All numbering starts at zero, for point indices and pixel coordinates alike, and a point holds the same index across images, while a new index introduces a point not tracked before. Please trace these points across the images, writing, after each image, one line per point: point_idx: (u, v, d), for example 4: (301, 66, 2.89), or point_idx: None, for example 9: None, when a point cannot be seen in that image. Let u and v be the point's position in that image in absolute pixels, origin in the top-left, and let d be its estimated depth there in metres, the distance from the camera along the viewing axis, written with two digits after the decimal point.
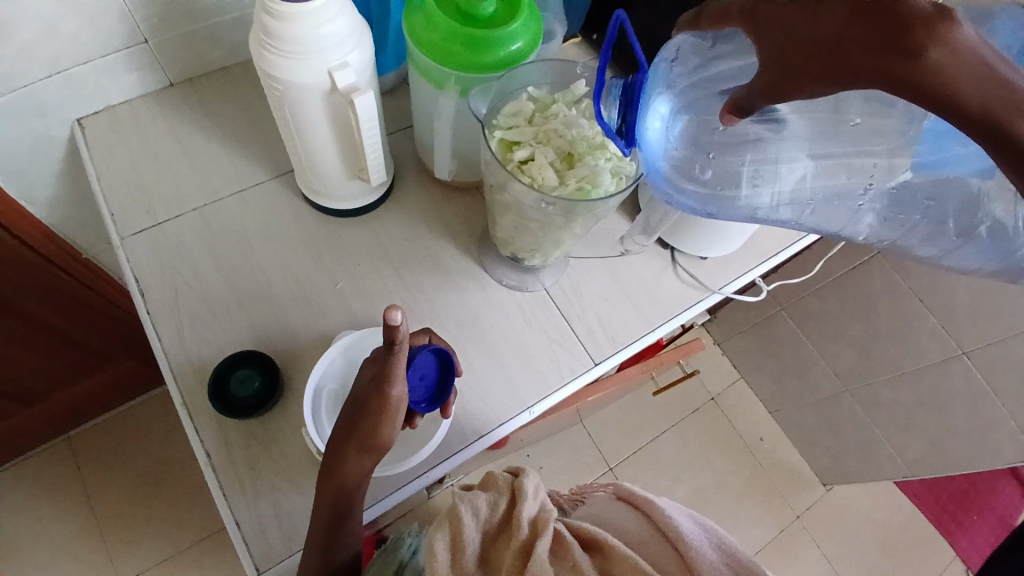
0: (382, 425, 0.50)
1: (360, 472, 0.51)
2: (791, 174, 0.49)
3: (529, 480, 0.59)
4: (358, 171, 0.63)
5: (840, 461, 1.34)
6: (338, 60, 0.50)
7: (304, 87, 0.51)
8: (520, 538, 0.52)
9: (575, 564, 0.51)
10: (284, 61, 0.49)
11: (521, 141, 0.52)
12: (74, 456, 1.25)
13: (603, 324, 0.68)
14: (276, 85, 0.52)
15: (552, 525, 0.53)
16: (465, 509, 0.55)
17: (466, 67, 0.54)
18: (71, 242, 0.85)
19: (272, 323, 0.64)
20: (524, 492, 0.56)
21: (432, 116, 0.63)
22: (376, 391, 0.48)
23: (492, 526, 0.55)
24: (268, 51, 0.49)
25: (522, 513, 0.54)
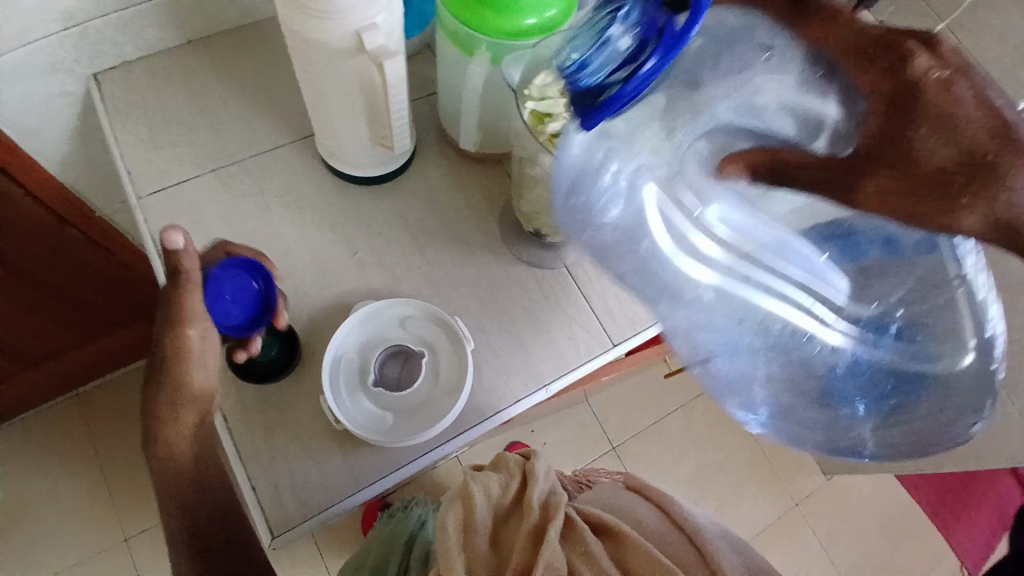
0: (190, 374, 0.53)
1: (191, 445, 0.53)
2: (695, 228, 0.50)
3: (539, 463, 0.60)
4: (380, 136, 0.62)
5: None
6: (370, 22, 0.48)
7: (333, 48, 0.50)
8: (533, 522, 0.53)
9: (588, 550, 0.52)
10: (312, 20, 0.47)
11: (553, 113, 0.50)
12: (82, 414, 1.26)
13: (622, 305, 0.67)
14: (304, 45, 0.50)
15: (564, 511, 0.54)
16: (477, 490, 0.55)
17: (496, 32, 0.52)
18: (84, 201, 0.84)
19: (291, 291, 0.63)
20: (535, 477, 0.57)
21: (458, 86, 0.61)
22: (170, 333, 0.52)
23: (503, 507, 0.56)
24: (295, 8, 0.48)
25: (532, 496, 0.55)
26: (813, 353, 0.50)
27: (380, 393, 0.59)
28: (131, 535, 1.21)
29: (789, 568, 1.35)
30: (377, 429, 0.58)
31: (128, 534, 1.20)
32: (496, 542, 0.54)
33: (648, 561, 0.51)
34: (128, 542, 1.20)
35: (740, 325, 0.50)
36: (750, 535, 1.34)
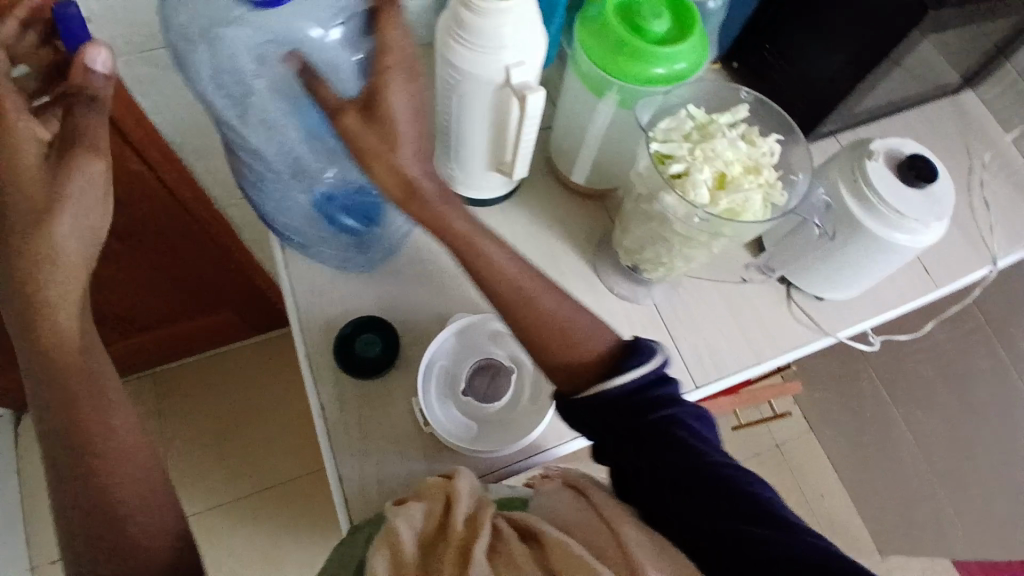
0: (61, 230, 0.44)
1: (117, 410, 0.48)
2: (279, 126, 0.57)
3: (462, 480, 0.52)
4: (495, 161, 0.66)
5: (903, 530, 1.29)
6: (516, 60, 0.54)
7: (481, 79, 0.55)
8: (458, 541, 0.47)
9: (518, 563, 0.45)
10: (470, 53, 0.53)
11: (675, 155, 0.53)
12: (158, 393, 1.36)
13: (711, 351, 0.69)
14: (454, 73, 0.56)
15: (490, 521, 0.48)
16: (402, 522, 0.47)
17: (631, 77, 0.56)
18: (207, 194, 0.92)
19: (396, 295, 0.67)
20: (459, 498, 0.50)
21: (579, 123, 0.65)
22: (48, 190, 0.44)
23: (428, 533, 0.48)
24: (456, 41, 0.53)
25: (457, 516, 0.48)
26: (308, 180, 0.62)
27: (470, 404, 0.62)
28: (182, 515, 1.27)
29: None
30: (463, 438, 0.60)
31: None
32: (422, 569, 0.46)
33: (576, 565, 0.43)
34: None
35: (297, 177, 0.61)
36: None
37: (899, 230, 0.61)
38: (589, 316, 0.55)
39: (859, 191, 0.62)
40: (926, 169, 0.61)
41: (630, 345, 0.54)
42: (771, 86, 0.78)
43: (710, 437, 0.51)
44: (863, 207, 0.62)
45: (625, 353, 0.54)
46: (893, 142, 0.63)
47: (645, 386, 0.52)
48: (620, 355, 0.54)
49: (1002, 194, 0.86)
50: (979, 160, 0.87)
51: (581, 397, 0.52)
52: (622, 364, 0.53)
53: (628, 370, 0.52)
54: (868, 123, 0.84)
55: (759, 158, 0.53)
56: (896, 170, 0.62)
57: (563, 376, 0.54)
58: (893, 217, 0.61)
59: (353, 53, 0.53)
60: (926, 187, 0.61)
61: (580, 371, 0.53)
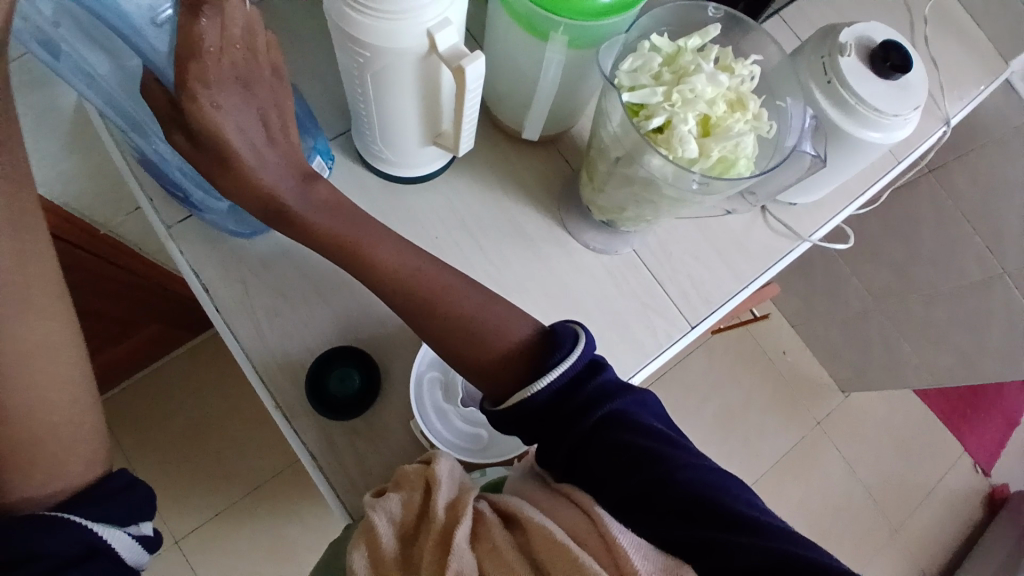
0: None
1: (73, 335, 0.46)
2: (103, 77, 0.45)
3: (441, 463, 0.48)
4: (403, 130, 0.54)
5: (862, 370, 1.41)
6: (431, 23, 0.42)
7: (402, 52, 0.44)
8: (437, 529, 0.43)
9: (495, 546, 0.42)
10: (375, 23, 0.41)
11: (649, 104, 0.45)
12: (105, 423, 1.24)
13: (696, 285, 0.66)
14: (363, 49, 0.44)
15: (472, 505, 0.44)
16: (379, 515, 0.46)
17: (576, 12, 0.46)
18: (87, 219, 0.77)
19: (357, 312, 0.59)
20: (437, 482, 0.46)
21: (520, 70, 0.55)
22: None
23: (407, 523, 0.46)
24: (353, 9, 0.41)
25: (434, 502, 0.45)
26: (148, 141, 0.51)
27: (473, 412, 0.58)
28: (178, 536, 1.21)
29: (813, 490, 1.42)
30: (474, 449, 0.56)
31: (176, 536, 1.21)
32: (406, 566, 0.44)
33: (550, 545, 0.39)
34: (176, 544, 1.21)
35: (137, 131, 0.50)
36: (777, 459, 1.42)
37: (875, 129, 0.57)
38: (497, 309, 0.51)
39: (833, 93, 0.56)
40: (899, 57, 0.56)
41: (546, 339, 0.49)
42: None
43: (658, 425, 0.46)
44: (839, 111, 0.57)
45: (548, 347, 0.49)
46: (863, 30, 0.57)
47: (576, 379, 0.47)
48: (541, 352, 0.49)
49: (945, 46, 0.83)
50: (919, 15, 0.83)
51: (509, 405, 0.47)
52: (544, 360, 0.47)
53: (552, 364, 0.46)
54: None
55: (740, 91, 0.46)
56: (869, 64, 0.56)
57: (483, 379, 0.50)
58: (871, 116, 0.56)
59: (155, 9, 0.39)
60: (901, 78, 0.56)
61: (497, 368, 0.49)
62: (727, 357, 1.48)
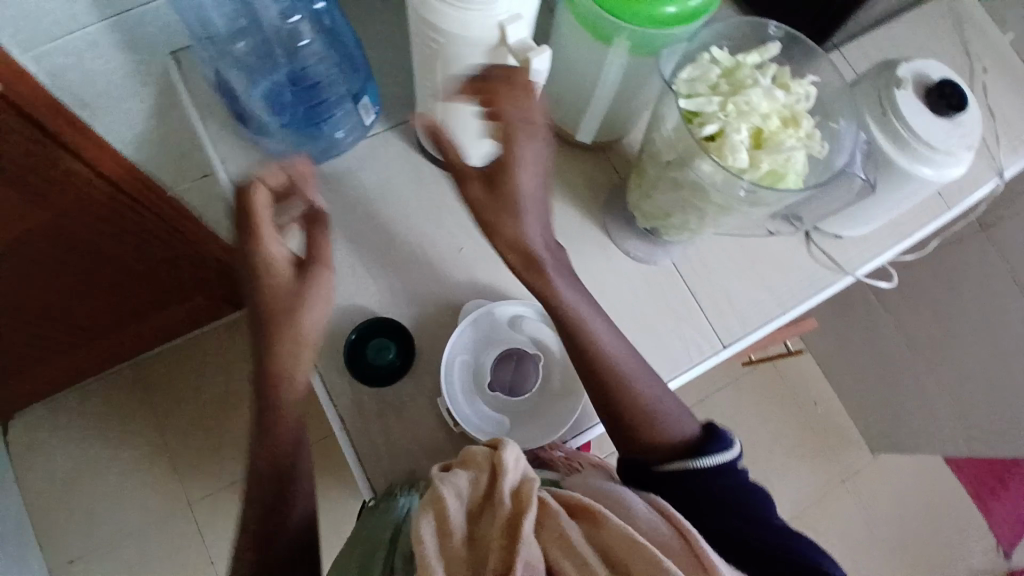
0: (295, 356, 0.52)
1: (294, 271, 0.52)
2: None
3: (509, 449, 0.46)
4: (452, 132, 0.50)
5: (894, 426, 1.37)
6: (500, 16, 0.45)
7: (473, 41, 0.47)
8: (506, 512, 0.42)
9: (564, 535, 0.41)
10: (454, 11, 0.45)
11: (704, 112, 0.47)
12: (142, 383, 1.29)
13: (733, 303, 0.66)
14: (438, 36, 0.47)
15: (538, 495, 0.43)
16: (446, 489, 0.43)
17: (642, 20, 0.48)
18: (157, 180, 0.82)
19: (398, 290, 0.62)
20: (504, 467, 0.44)
21: (580, 74, 0.58)
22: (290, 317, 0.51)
23: (473, 503, 0.43)
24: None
25: (501, 487, 0.43)
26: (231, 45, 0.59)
27: (498, 399, 0.59)
28: (194, 501, 1.25)
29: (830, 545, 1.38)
30: (496, 434, 0.57)
31: (192, 500, 1.25)
32: (469, 544, 0.41)
33: (631, 548, 0.40)
34: (191, 508, 1.25)
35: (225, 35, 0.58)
36: (796, 508, 1.38)
37: (928, 164, 0.57)
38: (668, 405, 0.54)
39: (888, 125, 0.57)
40: (956, 95, 0.57)
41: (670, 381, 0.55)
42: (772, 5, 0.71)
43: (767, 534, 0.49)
44: (893, 144, 0.58)
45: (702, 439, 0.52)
46: (921, 66, 0.58)
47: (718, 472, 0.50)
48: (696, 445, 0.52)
49: (1007, 96, 0.82)
50: (980, 64, 0.83)
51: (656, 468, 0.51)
52: (701, 446, 0.51)
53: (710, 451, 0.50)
54: (871, 33, 0.78)
55: (795, 109, 0.48)
56: (925, 99, 0.57)
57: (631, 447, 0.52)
58: (924, 151, 0.57)
59: None
60: (957, 115, 0.56)
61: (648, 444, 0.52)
62: (755, 397, 1.45)
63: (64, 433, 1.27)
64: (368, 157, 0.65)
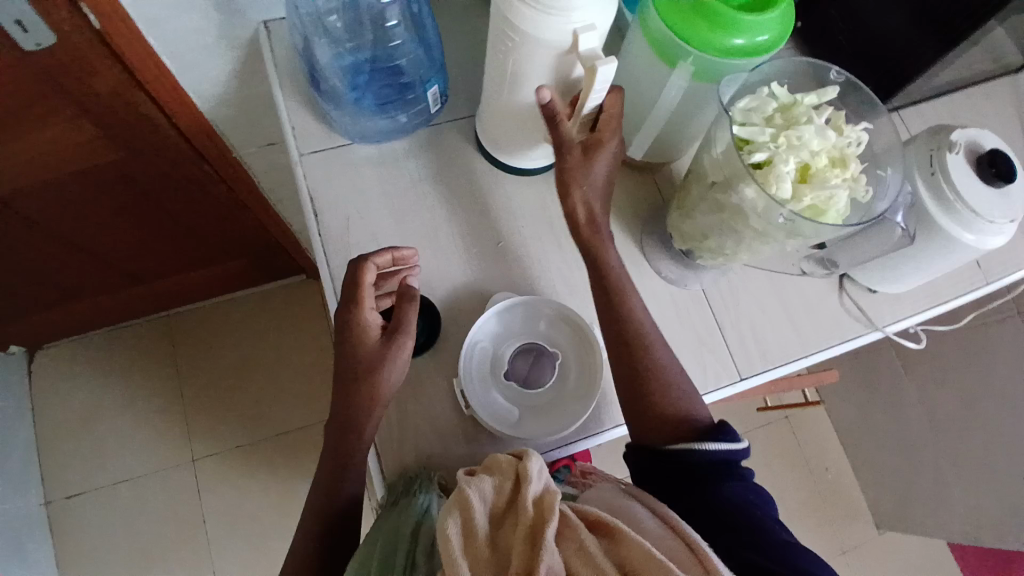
0: (363, 389, 0.54)
1: (380, 341, 0.55)
2: None
3: (533, 461, 0.48)
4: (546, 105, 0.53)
5: (904, 504, 1.33)
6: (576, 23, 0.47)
7: (544, 44, 0.50)
8: (526, 521, 0.43)
9: (583, 546, 0.42)
10: (535, 15, 0.47)
11: (756, 141, 0.48)
12: (170, 336, 1.34)
13: (756, 337, 0.67)
14: (514, 35, 0.50)
15: (559, 505, 0.44)
16: (473, 492, 0.45)
17: (709, 48, 0.51)
18: (225, 140, 0.86)
19: (433, 270, 0.64)
20: (528, 475, 0.46)
21: (640, 91, 0.60)
22: (369, 378, 0.54)
23: (497, 509, 0.46)
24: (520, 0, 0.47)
25: (525, 495, 0.45)
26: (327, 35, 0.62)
27: (512, 389, 0.60)
28: (198, 458, 1.28)
29: None
30: (505, 423, 0.58)
31: (195, 457, 1.28)
32: (493, 548, 0.43)
33: (648, 562, 0.40)
34: (195, 464, 1.28)
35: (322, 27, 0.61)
36: None
37: (971, 230, 0.58)
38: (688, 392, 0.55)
39: (935, 185, 0.58)
40: (1006, 166, 0.57)
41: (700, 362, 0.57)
42: (836, 58, 0.74)
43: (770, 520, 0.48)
44: (937, 204, 0.58)
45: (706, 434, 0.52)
46: (975, 133, 0.59)
47: (720, 464, 0.50)
48: (701, 435, 0.52)
49: None
50: None
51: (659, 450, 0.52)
52: (708, 435, 0.52)
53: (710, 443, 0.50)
54: (930, 100, 0.79)
55: (844, 151, 0.49)
56: (975, 166, 0.58)
57: (642, 423, 0.55)
58: (969, 216, 0.57)
59: None
60: (1004, 186, 0.58)
61: (662, 421, 0.54)
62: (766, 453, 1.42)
63: (89, 373, 1.31)
64: (425, 143, 0.68)
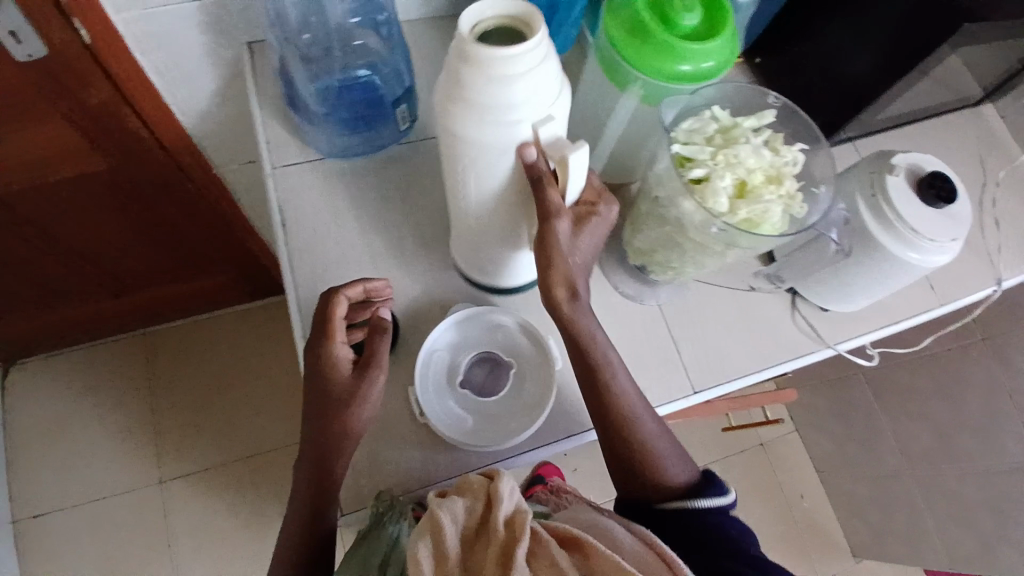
0: (334, 421, 0.54)
1: (351, 374, 0.55)
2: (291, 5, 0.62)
3: (505, 482, 0.48)
4: (533, 161, 0.46)
5: (881, 535, 1.33)
6: (528, 126, 0.44)
7: (504, 150, 0.45)
8: (499, 542, 0.44)
9: (555, 564, 0.43)
10: (488, 123, 0.43)
11: (696, 159, 0.51)
12: (146, 354, 1.34)
13: (711, 353, 0.68)
14: (468, 149, 0.46)
15: (530, 525, 0.45)
16: (445, 515, 0.45)
17: (657, 74, 0.53)
18: (208, 155, 0.88)
19: (396, 280, 0.66)
20: (499, 496, 0.47)
21: (598, 112, 0.62)
22: (341, 412, 0.54)
23: (468, 530, 0.46)
24: (467, 111, 0.43)
25: (496, 516, 0.46)
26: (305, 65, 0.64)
27: (467, 397, 0.61)
28: (166, 478, 1.27)
29: None
30: (458, 430, 0.59)
31: (164, 477, 1.27)
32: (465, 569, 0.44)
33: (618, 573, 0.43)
34: (162, 485, 1.26)
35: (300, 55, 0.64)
36: None
37: (914, 249, 0.59)
38: (677, 452, 0.56)
39: (876, 207, 0.60)
40: (945, 189, 0.60)
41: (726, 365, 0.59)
42: (793, 89, 0.77)
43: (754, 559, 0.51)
44: (879, 224, 0.60)
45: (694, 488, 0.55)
46: (916, 158, 0.62)
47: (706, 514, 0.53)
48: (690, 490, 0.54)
49: (1015, 211, 0.85)
50: (994, 178, 0.86)
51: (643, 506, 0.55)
52: (697, 491, 0.54)
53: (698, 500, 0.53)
54: (886, 130, 0.83)
55: (780, 169, 0.52)
56: (916, 187, 0.61)
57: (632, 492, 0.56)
58: (909, 235, 0.59)
59: None
60: (945, 206, 0.60)
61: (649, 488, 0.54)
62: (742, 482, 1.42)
63: (62, 389, 1.31)
64: (396, 160, 0.70)
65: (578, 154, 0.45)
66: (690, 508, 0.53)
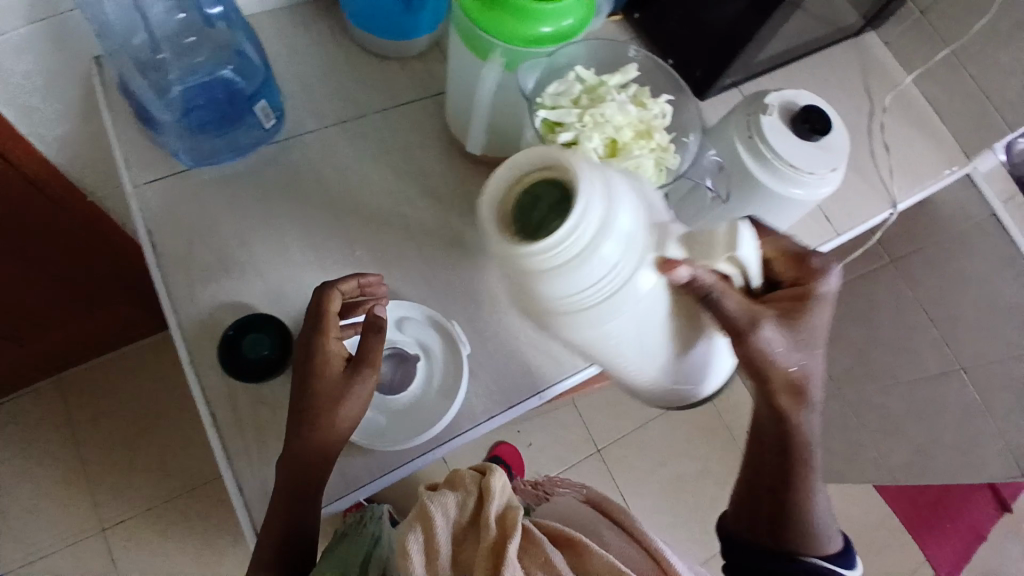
0: (318, 423, 0.51)
1: (345, 370, 0.53)
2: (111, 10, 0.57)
3: (496, 477, 0.50)
4: (693, 282, 0.41)
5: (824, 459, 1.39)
6: (643, 263, 0.39)
7: (657, 286, 0.40)
8: (489, 539, 0.46)
9: (549, 560, 0.45)
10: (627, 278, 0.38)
11: (564, 123, 0.50)
12: (62, 399, 1.26)
13: None
14: (620, 313, 0.40)
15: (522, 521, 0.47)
16: (437, 511, 0.46)
17: (516, 40, 0.51)
18: (77, 182, 0.80)
19: (287, 287, 0.63)
20: (491, 493, 0.48)
21: (469, 87, 0.60)
22: (330, 411, 0.51)
23: (459, 526, 0.47)
24: (602, 288, 0.38)
25: (487, 513, 0.47)
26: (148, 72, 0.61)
27: (377, 398, 0.59)
28: (107, 525, 1.20)
29: None
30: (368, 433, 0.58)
31: (105, 524, 1.20)
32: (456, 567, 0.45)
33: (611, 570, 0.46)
34: (104, 532, 1.20)
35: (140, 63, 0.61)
36: None
37: (794, 184, 0.60)
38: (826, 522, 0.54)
39: (753, 147, 0.60)
40: (819, 121, 0.60)
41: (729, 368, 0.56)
42: (671, 40, 0.77)
43: None
44: (756, 162, 0.60)
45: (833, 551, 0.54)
46: (788, 94, 0.62)
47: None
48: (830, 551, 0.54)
49: (901, 133, 0.88)
50: (880, 104, 0.89)
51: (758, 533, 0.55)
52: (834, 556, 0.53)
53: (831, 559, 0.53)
54: (769, 71, 0.84)
55: (649, 121, 0.51)
56: (791, 124, 0.61)
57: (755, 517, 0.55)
58: (788, 171, 0.59)
59: None
60: (820, 139, 0.60)
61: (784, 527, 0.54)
62: None
63: None
64: (272, 162, 0.66)
65: (738, 240, 0.41)
66: (818, 567, 0.52)
